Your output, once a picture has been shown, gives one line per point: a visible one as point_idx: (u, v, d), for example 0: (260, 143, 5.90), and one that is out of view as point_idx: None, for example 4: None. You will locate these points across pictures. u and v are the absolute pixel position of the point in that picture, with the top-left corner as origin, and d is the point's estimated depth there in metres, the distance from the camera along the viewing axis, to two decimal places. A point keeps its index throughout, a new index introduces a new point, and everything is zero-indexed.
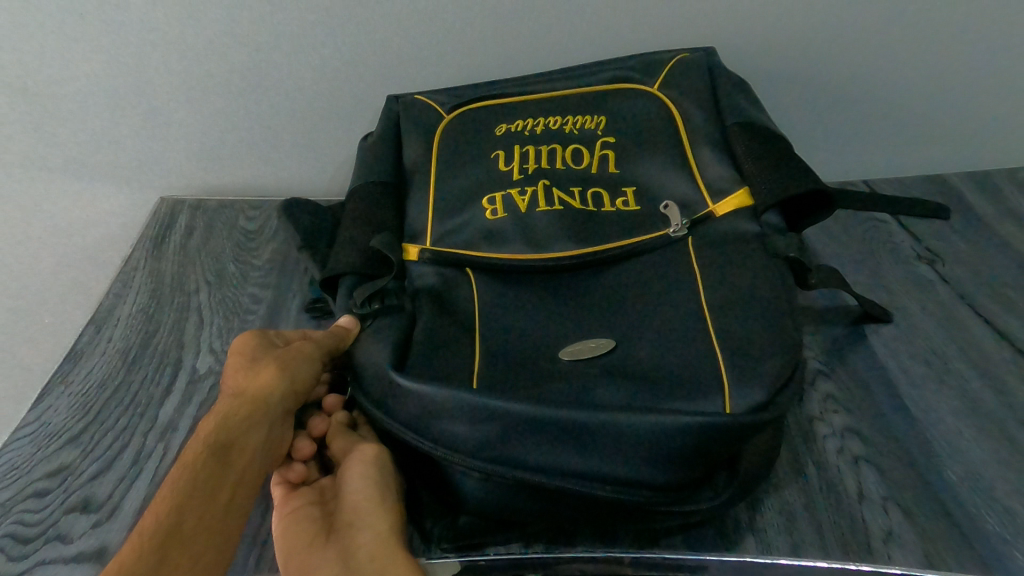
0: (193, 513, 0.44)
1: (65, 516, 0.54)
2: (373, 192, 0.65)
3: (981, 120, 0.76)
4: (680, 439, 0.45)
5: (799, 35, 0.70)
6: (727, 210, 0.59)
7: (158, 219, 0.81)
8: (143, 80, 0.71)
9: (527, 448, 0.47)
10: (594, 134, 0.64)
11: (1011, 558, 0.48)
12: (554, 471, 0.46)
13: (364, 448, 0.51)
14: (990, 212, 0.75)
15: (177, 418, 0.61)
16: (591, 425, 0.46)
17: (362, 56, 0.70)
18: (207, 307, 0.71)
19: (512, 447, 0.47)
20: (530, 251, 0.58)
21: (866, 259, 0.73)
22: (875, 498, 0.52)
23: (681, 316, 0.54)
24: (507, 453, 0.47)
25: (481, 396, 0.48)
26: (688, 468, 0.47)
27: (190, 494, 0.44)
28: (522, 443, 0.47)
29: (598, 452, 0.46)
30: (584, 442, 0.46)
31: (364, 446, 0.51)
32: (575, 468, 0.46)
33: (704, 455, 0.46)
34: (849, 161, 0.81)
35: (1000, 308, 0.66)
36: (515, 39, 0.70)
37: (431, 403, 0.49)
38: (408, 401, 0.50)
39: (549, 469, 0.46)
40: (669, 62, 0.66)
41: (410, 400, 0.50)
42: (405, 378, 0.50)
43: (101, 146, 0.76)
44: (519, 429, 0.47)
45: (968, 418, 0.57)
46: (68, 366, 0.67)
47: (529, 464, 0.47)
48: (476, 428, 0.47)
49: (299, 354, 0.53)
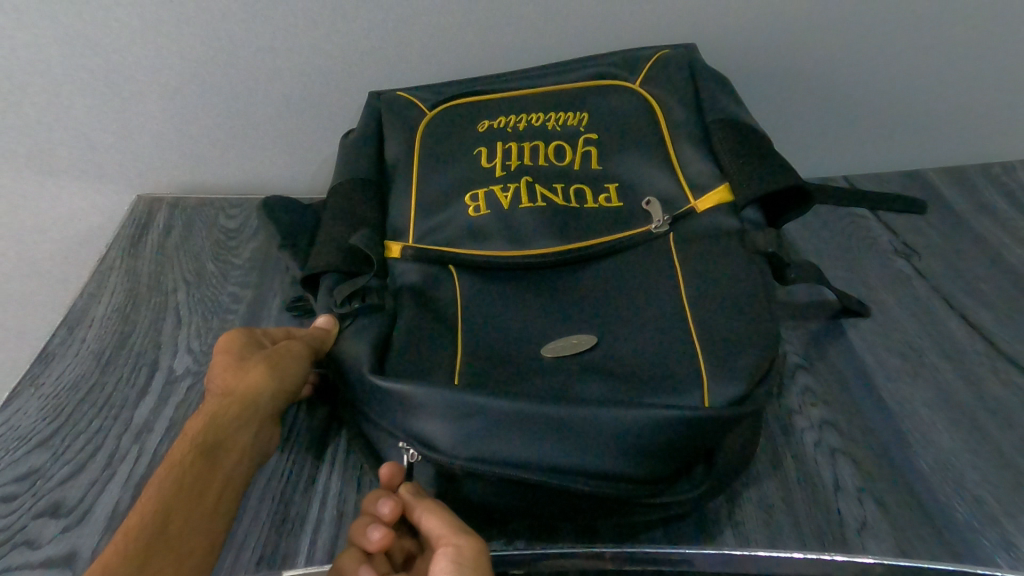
0: (181, 513, 0.43)
1: (33, 521, 0.53)
2: (354, 189, 0.64)
3: (957, 115, 0.77)
4: (661, 433, 0.46)
5: (780, 32, 0.70)
6: (708, 206, 0.59)
7: (136, 218, 0.80)
8: (118, 76, 0.69)
9: (507, 445, 0.47)
10: (576, 131, 0.64)
11: (979, 546, 0.49)
12: (535, 467, 0.46)
13: (461, 547, 0.43)
14: (965, 207, 0.76)
15: (154, 420, 0.61)
16: (569, 421, 0.46)
17: (342, 52, 0.69)
18: (185, 306, 0.71)
19: (493, 444, 0.47)
20: (512, 248, 0.58)
21: (846, 254, 0.74)
22: (850, 490, 0.53)
23: (662, 313, 0.54)
24: (489, 450, 0.47)
25: (460, 395, 0.48)
26: (667, 463, 0.47)
27: (180, 494, 0.43)
28: (502, 441, 0.47)
29: (574, 449, 0.46)
30: (561, 438, 0.46)
31: (458, 541, 0.43)
32: (553, 463, 0.46)
33: (685, 448, 0.47)
34: (831, 158, 0.82)
35: (973, 301, 0.67)
36: (496, 35, 0.69)
37: (415, 403, 0.49)
38: (393, 403, 0.49)
39: (529, 466, 0.46)
40: (651, 60, 0.67)
41: (395, 402, 0.49)
42: (385, 381, 0.50)
43: (77, 144, 0.74)
44: (499, 425, 0.47)
45: (941, 409, 0.58)
46: (39, 368, 0.66)
47: (509, 461, 0.46)
48: (458, 427, 0.47)
49: (290, 352, 0.53)
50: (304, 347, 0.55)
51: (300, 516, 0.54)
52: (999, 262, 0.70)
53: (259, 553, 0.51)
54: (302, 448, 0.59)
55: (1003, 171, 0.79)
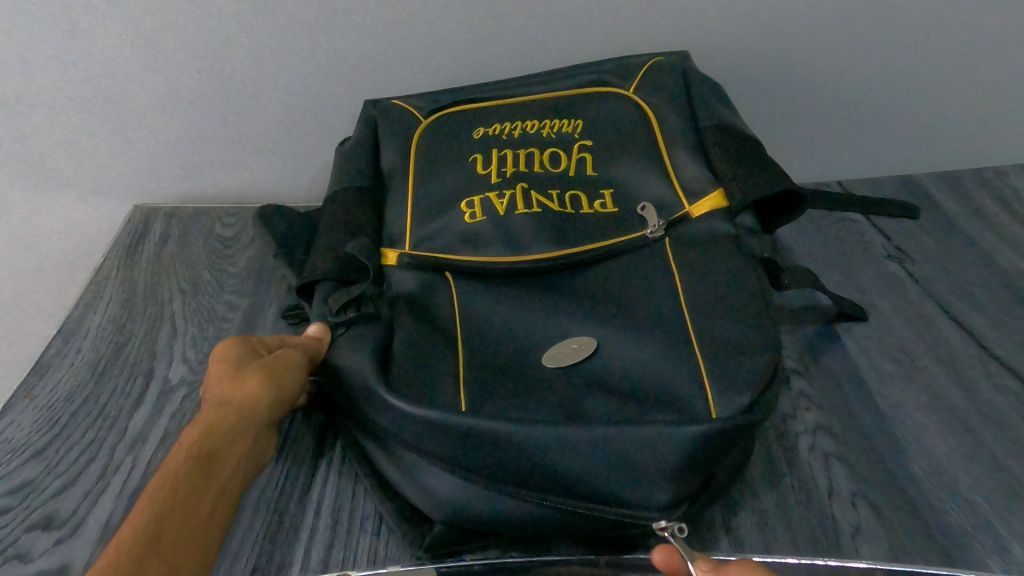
0: (175, 523, 0.43)
1: (26, 534, 0.53)
2: (350, 197, 0.65)
3: (949, 120, 0.78)
4: (673, 452, 0.46)
5: (772, 39, 0.71)
6: (703, 211, 0.60)
7: (132, 227, 0.80)
8: (114, 88, 0.70)
9: (523, 466, 0.47)
10: (571, 138, 0.65)
11: (971, 549, 0.49)
12: (547, 489, 0.47)
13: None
14: (956, 211, 0.77)
15: (148, 430, 0.61)
16: (581, 442, 0.47)
17: (337, 61, 0.70)
18: (181, 316, 0.71)
19: (509, 469, 0.47)
20: (508, 254, 0.58)
21: (839, 258, 0.74)
22: (845, 495, 0.53)
23: (657, 320, 0.54)
24: (506, 474, 0.47)
25: (469, 417, 0.48)
26: (683, 481, 0.46)
27: (175, 504, 0.44)
28: (517, 460, 0.47)
29: (598, 472, 0.46)
30: (578, 456, 0.47)
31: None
32: (568, 486, 0.47)
33: (700, 466, 0.46)
34: (825, 163, 0.82)
35: (966, 305, 0.67)
36: (490, 43, 0.70)
37: (427, 422, 0.48)
38: (404, 424, 0.49)
39: (540, 487, 0.47)
40: (644, 66, 0.67)
41: (408, 422, 0.49)
42: (392, 397, 0.50)
43: (72, 155, 0.75)
44: (515, 445, 0.47)
45: (935, 413, 0.58)
46: (33, 379, 0.66)
47: (527, 484, 0.47)
48: (473, 450, 0.48)
49: (286, 361, 0.53)
50: (301, 356, 0.55)
51: (295, 526, 0.54)
52: (991, 266, 0.70)
53: (253, 564, 0.51)
54: (298, 457, 0.59)
55: (995, 176, 0.79)
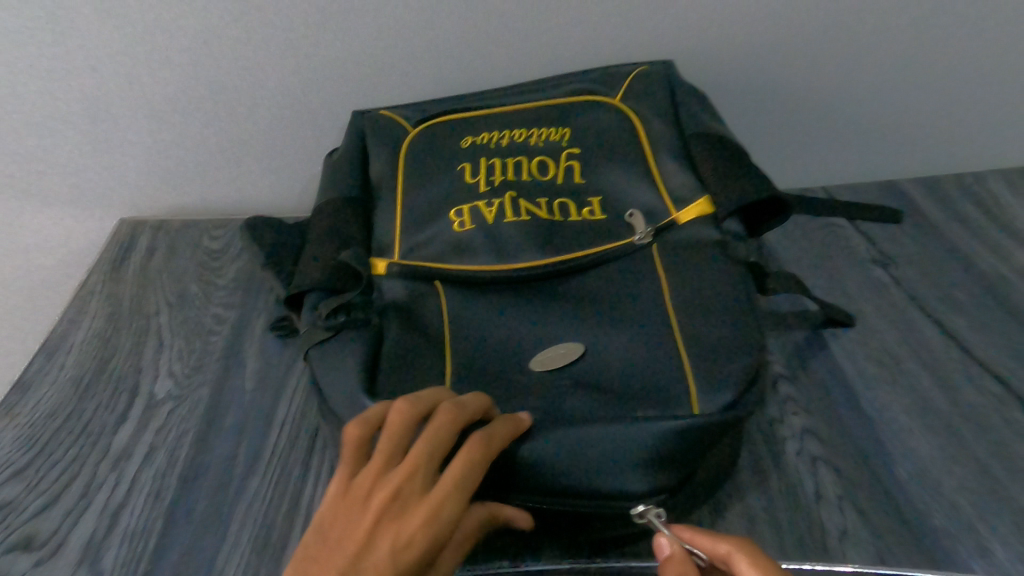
0: None
1: (5, 555, 0.53)
2: (340, 206, 0.65)
3: (930, 126, 0.79)
4: (653, 446, 0.46)
5: (755, 49, 0.72)
6: (690, 218, 0.60)
7: (118, 241, 0.79)
8: (101, 105, 0.70)
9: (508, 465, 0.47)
10: (559, 146, 0.65)
11: (954, 551, 0.50)
12: (532, 490, 0.48)
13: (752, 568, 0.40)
14: (937, 215, 0.78)
15: (132, 447, 0.60)
16: (564, 440, 0.47)
17: (325, 74, 0.70)
18: (168, 330, 0.70)
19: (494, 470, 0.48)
20: (497, 262, 0.59)
21: (825, 263, 0.75)
22: (832, 499, 0.53)
23: (644, 327, 0.54)
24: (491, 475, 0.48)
25: None
26: (663, 473, 0.46)
27: None
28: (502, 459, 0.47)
29: (579, 469, 0.47)
30: (563, 454, 0.47)
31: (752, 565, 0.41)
32: (553, 485, 0.47)
33: (681, 459, 0.47)
34: (810, 170, 0.84)
35: (947, 308, 0.69)
36: (478, 56, 0.71)
37: None
38: None
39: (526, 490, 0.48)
40: (630, 75, 0.68)
41: None
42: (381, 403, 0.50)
43: (58, 171, 0.75)
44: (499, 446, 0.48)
45: (920, 416, 0.59)
46: (16, 397, 0.65)
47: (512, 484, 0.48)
48: None
49: (426, 459, 0.41)
50: (453, 434, 0.43)
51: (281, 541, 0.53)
52: (971, 270, 0.72)
53: None
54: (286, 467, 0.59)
55: (975, 180, 0.81)
